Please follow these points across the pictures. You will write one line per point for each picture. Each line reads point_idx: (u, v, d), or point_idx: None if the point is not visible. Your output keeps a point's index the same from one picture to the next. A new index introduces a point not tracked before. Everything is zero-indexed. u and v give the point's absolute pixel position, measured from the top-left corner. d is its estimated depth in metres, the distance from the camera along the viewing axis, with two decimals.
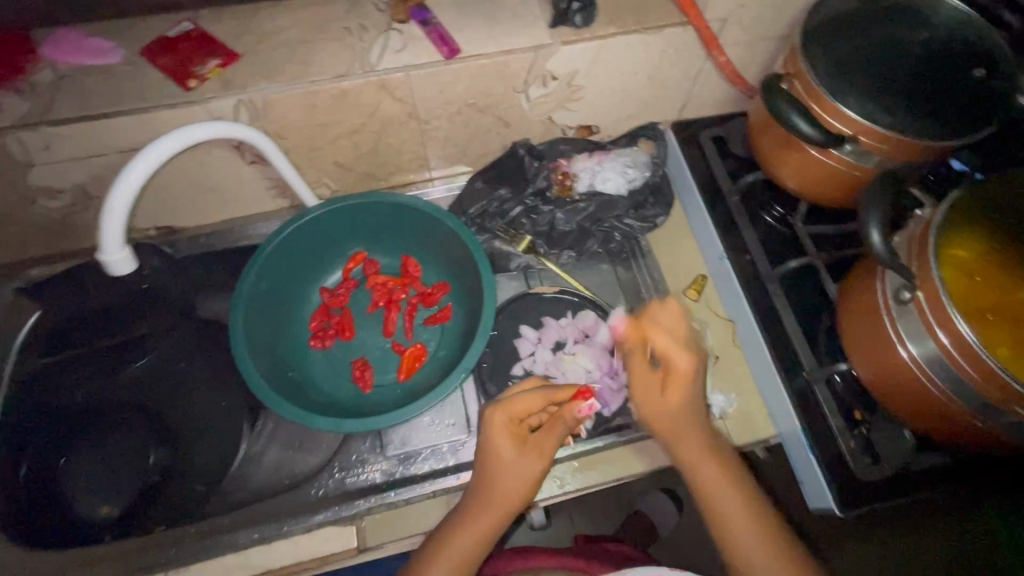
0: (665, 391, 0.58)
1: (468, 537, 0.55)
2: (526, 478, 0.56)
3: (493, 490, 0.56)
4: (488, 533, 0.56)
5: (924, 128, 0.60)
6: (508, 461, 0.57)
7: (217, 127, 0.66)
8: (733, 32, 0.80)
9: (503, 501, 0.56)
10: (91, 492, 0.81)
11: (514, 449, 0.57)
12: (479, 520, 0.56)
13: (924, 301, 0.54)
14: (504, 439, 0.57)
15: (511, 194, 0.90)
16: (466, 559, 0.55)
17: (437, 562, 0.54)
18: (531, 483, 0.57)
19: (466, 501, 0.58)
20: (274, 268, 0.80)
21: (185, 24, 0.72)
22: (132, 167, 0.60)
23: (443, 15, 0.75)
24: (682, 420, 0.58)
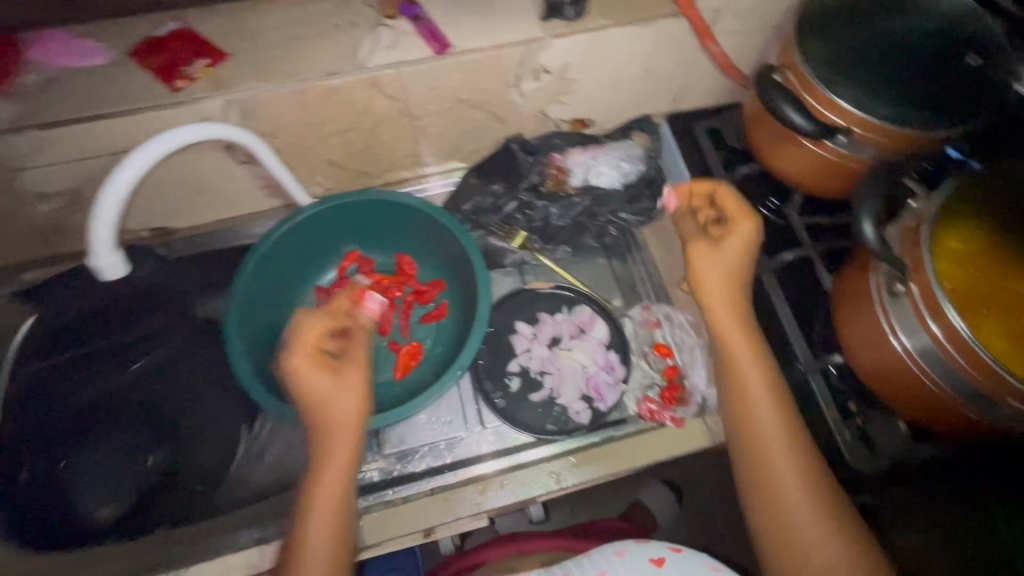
0: (725, 317, 0.62)
1: (337, 467, 0.60)
2: (352, 398, 0.63)
3: (328, 421, 0.62)
4: (353, 456, 0.62)
5: (918, 117, 0.60)
6: (330, 391, 0.63)
7: (199, 130, 0.65)
8: (727, 22, 0.79)
9: (341, 423, 0.62)
10: (92, 494, 0.78)
11: (328, 376, 0.63)
12: (334, 456, 0.61)
13: (917, 293, 0.54)
14: (309, 373, 0.62)
15: (504, 189, 0.88)
16: (341, 487, 0.60)
17: (319, 514, 0.59)
18: (360, 395, 0.64)
19: (312, 439, 0.63)
20: (269, 269, 0.80)
21: (172, 24, 0.71)
22: (114, 180, 0.60)
23: (433, 10, 0.74)
24: (744, 350, 0.61)
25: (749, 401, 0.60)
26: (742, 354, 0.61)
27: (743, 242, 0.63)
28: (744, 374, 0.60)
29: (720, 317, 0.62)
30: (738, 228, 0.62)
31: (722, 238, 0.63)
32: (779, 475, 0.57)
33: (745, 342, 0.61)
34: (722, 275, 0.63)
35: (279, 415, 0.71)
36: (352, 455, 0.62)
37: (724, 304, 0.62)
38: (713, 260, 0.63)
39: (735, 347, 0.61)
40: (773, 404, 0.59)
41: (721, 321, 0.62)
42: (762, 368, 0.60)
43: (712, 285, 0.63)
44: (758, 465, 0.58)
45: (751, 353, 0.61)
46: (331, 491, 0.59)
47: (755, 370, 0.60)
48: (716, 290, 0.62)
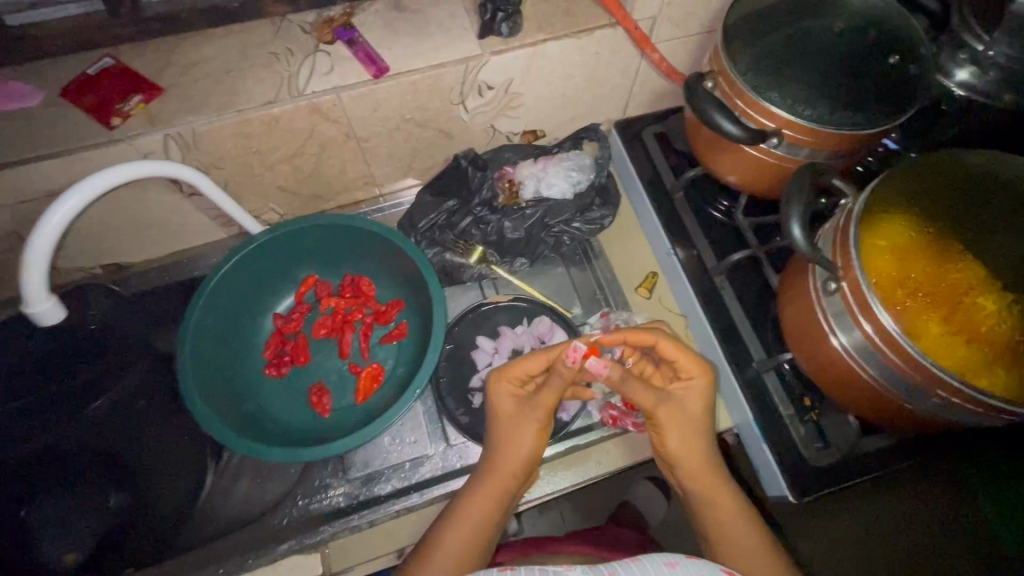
0: (699, 474, 0.62)
1: (483, 504, 0.59)
2: (526, 441, 0.62)
3: (502, 460, 0.62)
4: (502, 496, 0.61)
5: (845, 118, 0.62)
6: (507, 430, 0.63)
7: (97, 183, 0.60)
8: (665, 30, 0.80)
9: (511, 468, 0.62)
10: (61, 536, 0.79)
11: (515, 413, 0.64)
12: (486, 490, 0.60)
13: (848, 291, 0.55)
14: (506, 403, 0.65)
15: (458, 205, 0.89)
16: (482, 528, 0.58)
17: (453, 532, 0.57)
18: (534, 441, 0.62)
19: (475, 474, 0.63)
20: (223, 297, 0.80)
21: (104, 60, 0.70)
22: (31, 244, 0.59)
23: (371, 33, 0.74)
24: (726, 509, 0.60)
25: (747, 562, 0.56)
26: (726, 512, 0.60)
27: (699, 399, 0.63)
28: (731, 539, 0.58)
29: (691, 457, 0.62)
30: (664, 406, 0.63)
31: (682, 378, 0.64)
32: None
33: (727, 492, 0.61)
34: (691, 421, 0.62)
35: (234, 448, 0.70)
36: (498, 499, 0.60)
37: (697, 468, 0.62)
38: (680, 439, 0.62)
39: (717, 509, 0.60)
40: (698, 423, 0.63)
41: (698, 478, 0.62)
42: (755, 532, 0.58)
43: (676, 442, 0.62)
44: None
45: (736, 510, 0.60)
46: (475, 526, 0.58)
47: (740, 532, 0.58)
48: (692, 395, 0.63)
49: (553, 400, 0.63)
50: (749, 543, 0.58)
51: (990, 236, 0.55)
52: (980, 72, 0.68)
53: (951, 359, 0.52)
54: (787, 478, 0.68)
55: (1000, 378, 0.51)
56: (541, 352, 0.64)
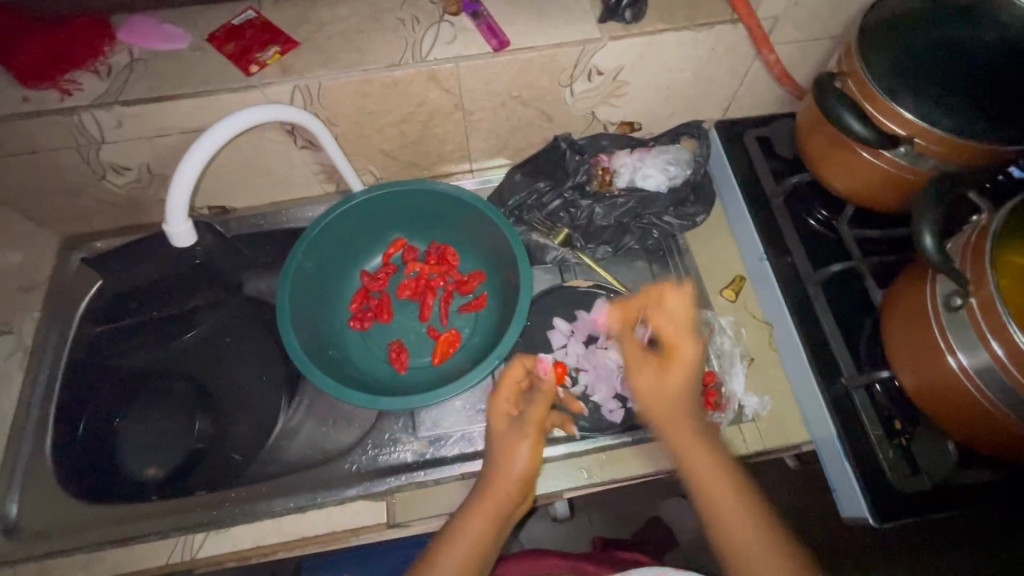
0: (681, 439, 0.56)
1: (477, 526, 0.57)
2: (522, 457, 0.60)
3: (497, 478, 0.60)
4: (499, 517, 0.58)
5: (985, 131, 0.59)
6: (502, 444, 0.62)
7: (233, 123, 0.65)
8: (786, 31, 0.79)
9: (502, 486, 0.59)
10: (144, 451, 0.85)
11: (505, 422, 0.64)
12: (483, 508, 0.58)
13: (977, 308, 0.52)
14: (499, 416, 0.64)
15: (550, 186, 0.90)
16: (475, 550, 0.56)
17: (453, 550, 0.56)
18: (527, 459, 0.60)
19: (472, 492, 0.61)
20: (321, 247, 0.83)
21: (248, 13, 0.75)
22: (178, 175, 0.64)
23: (494, 9, 0.77)
24: (704, 478, 0.54)
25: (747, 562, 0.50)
26: (715, 480, 0.53)
27: (685, 371, 0.58)
28: (723, 518, 0.52)
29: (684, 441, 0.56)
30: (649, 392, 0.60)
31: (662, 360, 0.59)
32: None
33: (706, 453, 0.55)
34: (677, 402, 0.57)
35: (321, 388, 0.73)
36: (496, 515, 0.58)
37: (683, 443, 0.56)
38: (666, 405, 0.58)
39: (697, 468, 0.54)
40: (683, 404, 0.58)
41: (685, 444, 0.56)
42: (747, 498, 0.53)
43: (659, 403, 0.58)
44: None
45: (726, 475, 0.54)
46: (467, 550, 0.56)
47: (734, 501, 0.52)
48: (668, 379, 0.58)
49: (541, 413, 0.64)
50: (744, 518, 0.51)
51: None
52: None
53: None
54: (872, 496, 0.64)
55: None
56: (519, 360, 0.66)
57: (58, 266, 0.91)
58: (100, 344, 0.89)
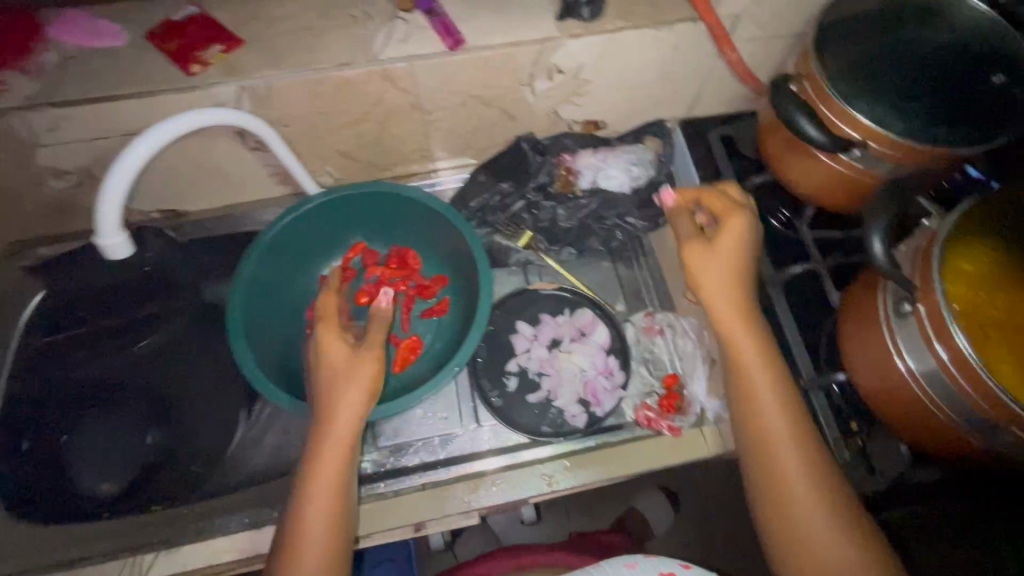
0: (750, 372, 0.59)
1: (336, 469, 0.58)
2: (361, 383, 0.61)
3: (343, 418, 0.60)
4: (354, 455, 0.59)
5: (938, 135, 0.58)
6: (339, 374, 0.61)
7: (165, 131, 0.61)
8: (748, 29, 0.78)
9: (347, 426, 0.59)
10: (94, 466, 0.80)
11: (334, 355, 0.62)
12: (333, 444, 0.59)
13: (924, 315, 0.53)
14: (334, 353, 0.62)
15: (513, 188, 0.88)
16: (338, 491, 0.58)
17: (311, 487, 0.57)
18: (369, 391, 0.61)
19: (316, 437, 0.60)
20: (274, 255, 0.81)
21: (190, 9, 0.72)
22: (106, 186, 0.61)
23: (449, 5, 0.74)
24: (769, 398, 0.58)
25: (813, 532, 0.54)
26: (781, 444, 0.56)
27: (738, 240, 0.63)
28: (781, 467, 0.56)
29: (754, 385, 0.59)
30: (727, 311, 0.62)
31: (719, 240, 0.63)
32: (833, 555, 0.53)
33: (777, 412, 0.58)
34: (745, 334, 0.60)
35: (274, 400, 0.71)
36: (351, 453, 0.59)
37: (770, 411, 0.58)
38: (715, 287, 0.61)
39: (765, 412, 0.58)
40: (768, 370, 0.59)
41: (755, 388, 0.59)
42: (801, 446, 0.57)
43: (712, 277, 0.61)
44: (800, 558, 0.54)
45: (783, 422, 0.58)
46: (330, 491, 0.57)
47: (793, 452, 0.56)
48: (718, 272, 0.61)
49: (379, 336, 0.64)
50: (797, 470, 0.56)
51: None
52: None
53: None
54: None
55: None
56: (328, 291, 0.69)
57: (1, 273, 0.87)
58: (44, 353, 0.84)
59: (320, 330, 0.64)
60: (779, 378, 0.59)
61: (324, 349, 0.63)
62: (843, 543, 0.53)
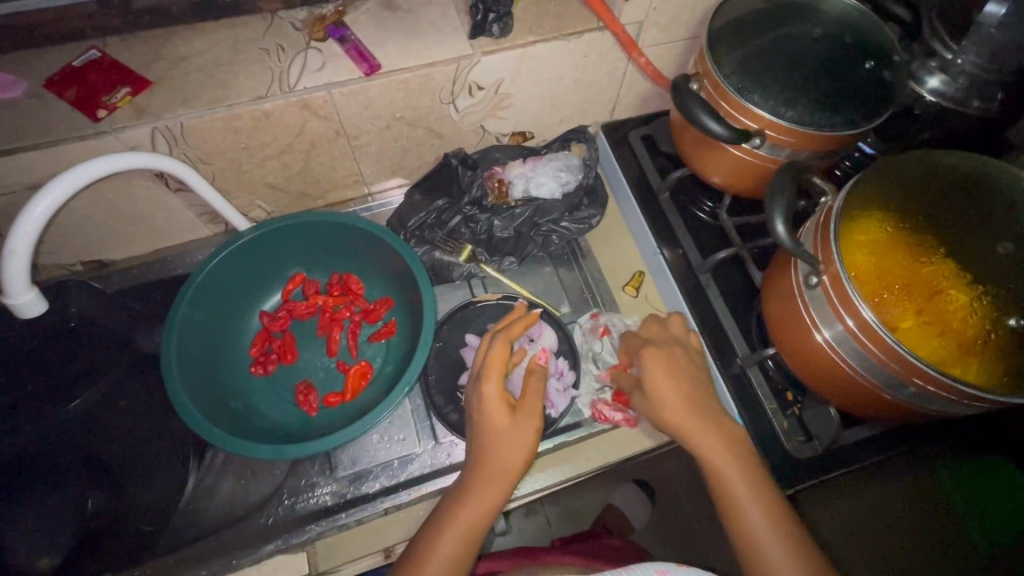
0: (708, 452, 0.59)
1: (473, 513, 0.59)
2: (524, 444, 0.61)
3: (497, 465, 0.61)
4: (496, 503, 0.60)
5: (825, 119, 0.64)
6: (507, 431, 0.62)
7: (74, 178, 0.58)
8: (651, 35, 0.83)
9: (509, 472, 0.61)
10: (32, 539, 0.77)
11: (505, 411, 0.63)
12: (477, 497, 0.59)
13: (829, 284, 0.57)
14: (494, 405, 0.63)
15: (448, 204, 0.90)
16: (465, 536, 0.58)
17: (446, 537, 0.58)
18: (530, 447, 0.62)
19: (466, 479, 0.62)
20: (208, 294, 0.78)
21: (91, 53, 0.69)
22: (13, 237, 0.57)
23: (362, 32, 0.75)
24: (734, 476, 0.58)
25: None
26: (745, 507, 0.56)
27: (683, 358, 0.66)
28: (745, 524, 0.56)
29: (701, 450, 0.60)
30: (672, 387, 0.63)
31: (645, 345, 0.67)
32: None
33: (737, 477, 0.58)
34: (680, 400, 0.62)
35: (219, 444, 0.69)
36: (491, 503, 0.60)
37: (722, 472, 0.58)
38: (665, 386, 0.63)
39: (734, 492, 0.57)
40: (719, 439, 0.60)
41: (714, 461, 0.59)
42: (774, 520, 0.55)
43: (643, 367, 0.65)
44: None
45: (759, 506, 0.56)
46: (462, 533, 0.58)
47: (765, 521, 0.55)
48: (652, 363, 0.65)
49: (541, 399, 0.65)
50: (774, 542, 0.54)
51: (961, 226, 0.57)
52: (949, 80, 0.71)
53: (926, 347, 0.54)
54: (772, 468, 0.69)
55: (974, 367, 0.52)
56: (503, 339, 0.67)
57: None
58: None
59: (496, 378, 0.64)
60: (741, 457, 0.59)
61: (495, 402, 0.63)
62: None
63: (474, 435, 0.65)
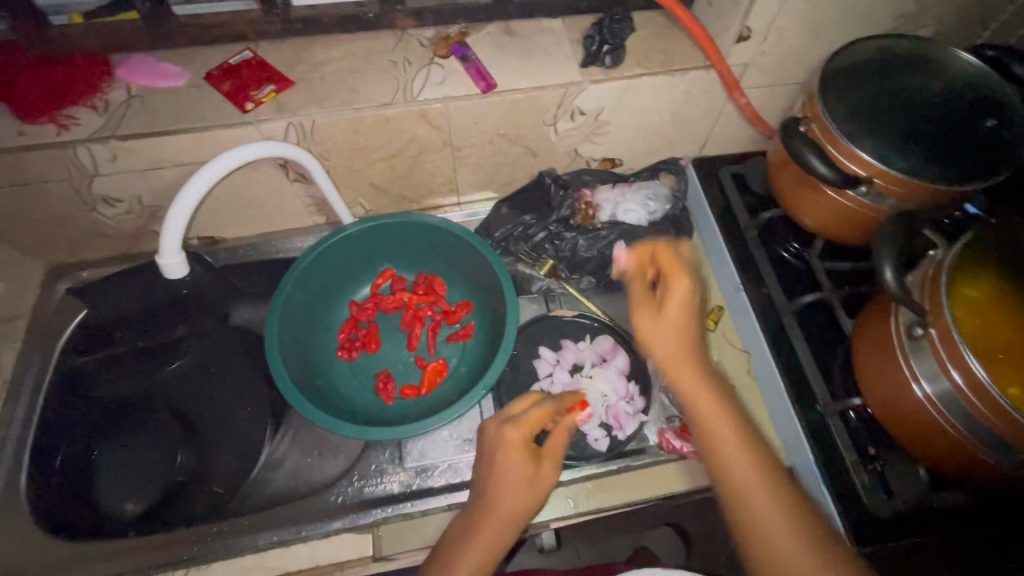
0: (692, 391, 0.59)
1: (484, 549, 0.59)
2: (542, 487, 0.62)
3: (508, 506, 0.60)
4: (506, 543, 0.60)
5: (937, 173, 0.63)
6: (524, 472, 0.62)
7: (238, 156, 0.67)
8: (754, 77, 0.84)
9: (523, 512, 0.61)
10: (122, 485, 0.83)
11: (530, 455, 0.63)
12: (487, 532, 0.60)
13: (936, 337, 0.56)
14: (518, 449, 0.63)
15: (535, 220, 0.93)
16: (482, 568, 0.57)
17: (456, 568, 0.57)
18: (546, 490, 0.63)
19: (477, 516, 0.61)
20: (310, 277, 0.85)
21: (245, 53, 0.78)
22: (180, 198, 0.66)
23: (481, 53, 0.81)
24: (710, 412, 0.59)
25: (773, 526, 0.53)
26: (723, 436, 0.57)
27: (683, 303, 0.61)
28: (724, 453, 0.57)
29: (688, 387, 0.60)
30: (677, 320, 0.61)
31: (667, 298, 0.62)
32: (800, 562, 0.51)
33: (716, 411, 0.58)
34: (676, 337, 0.60)
35: (309, 419, 0.74)
36: (501, 544, 0.60)
37: (702, 403, 0.59)
38: (671, 322, 0.61)
39: (723, 453, 0.57)
40: (698, 374, 0.60)
41: (698, 399, 0.59)
42: (751, 449, 0.57)
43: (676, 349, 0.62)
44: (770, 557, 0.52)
45: (738, 437, 0.57)
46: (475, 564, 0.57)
47: (762, 489, 0.55)
48: (675, 308, 0.61)
49: (559, 452, 0.67)
50: (797, 545, 0.52)
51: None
52: None
53: None
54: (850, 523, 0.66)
55: None
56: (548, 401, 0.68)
57: (42, 295, 0.91)
58: (82, 373, 0.88)
59: (528, 426, 0.64)
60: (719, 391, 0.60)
61: (521, 444, 0.63)
62: (805, 537, 0.52)
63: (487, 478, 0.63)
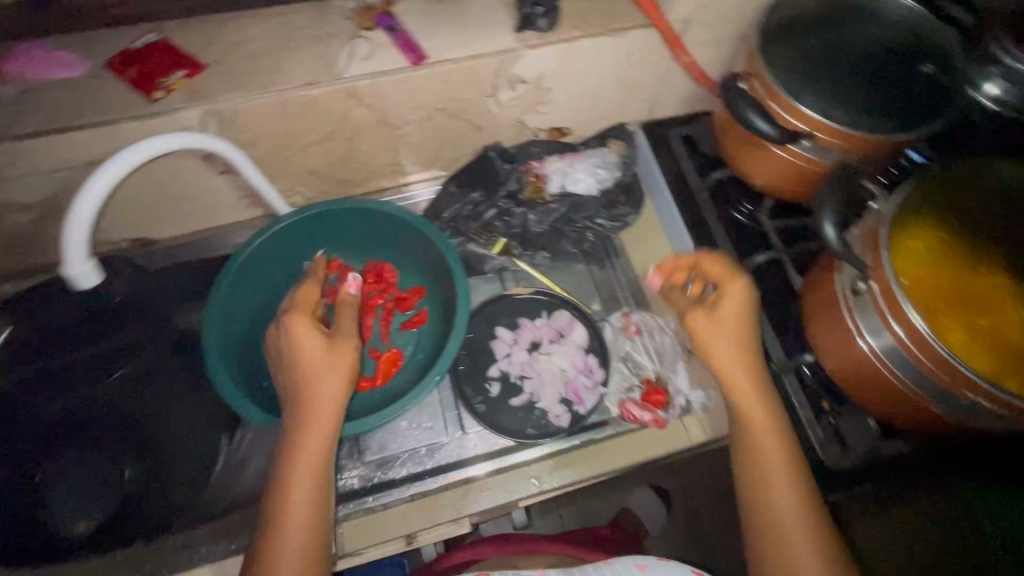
0: (735, 391, 0.61)
1: (314, 451, 0.57)
2: (346, 366, 0.61)
3: (319, 399, 0.59)
4: (335, 429, 0.59)
5: (876, 122, 0.62)
6: (322, 357, 0.61)
7: (147, 149, 0.62)
8: (697, 33, 0.81)
9: (339, 394, 0.60)
10: (74, 501, 0.78)
11: (316, 338, 0.61)
12: (313, 431, 0.58)
13: (878, 291, 0.56)
14: (303, 337, 0.61)
15: (483, 197, 0.90)
16: (318, 478, 0.57)
17: (296, 486, 0.56)
18: (355, 364, 0.62)
19: (295, 421, 0.59)
20: (248, 275, 0.81)
21: (150, 36, 0.72)
22: (84, 194, 0.60)
23: (409, 22, 0.76)
24: (743, 374, 0.61)
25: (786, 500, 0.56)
26: (762, 438, 0.59)
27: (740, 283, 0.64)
28: (759, 440, 0.58)
29: (734, 386, 0.61)
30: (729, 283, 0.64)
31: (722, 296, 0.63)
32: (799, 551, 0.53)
33: (764, 422, 0.59)
34: (730, 322, 0.62)
35: (256, 421, 0.71)
36: (331, 433, 0.59)
37: (746, 397, 0.60)
38: (729, 310, 0.63)
39: (762, 456, 0.58)
40: (740, 361, 0.61)
41: (740, 394, 0.61)
42: (787, 454, 0.58)
43: (753, 410, 0.60)
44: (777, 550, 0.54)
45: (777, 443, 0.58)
46: (312, 467, 0.57)
47: (789, 483, 0.56)
48: (732, 299, 0.63)
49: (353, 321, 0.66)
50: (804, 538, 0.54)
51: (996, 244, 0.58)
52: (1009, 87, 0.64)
53: (981, 360, 0.52)
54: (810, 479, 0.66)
55: None
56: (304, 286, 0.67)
57: None
58: None
59: (301, 315, 0.63)
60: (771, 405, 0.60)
61: (303, 332, 0.61)
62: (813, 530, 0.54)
63: (294, 386, 0.61)
